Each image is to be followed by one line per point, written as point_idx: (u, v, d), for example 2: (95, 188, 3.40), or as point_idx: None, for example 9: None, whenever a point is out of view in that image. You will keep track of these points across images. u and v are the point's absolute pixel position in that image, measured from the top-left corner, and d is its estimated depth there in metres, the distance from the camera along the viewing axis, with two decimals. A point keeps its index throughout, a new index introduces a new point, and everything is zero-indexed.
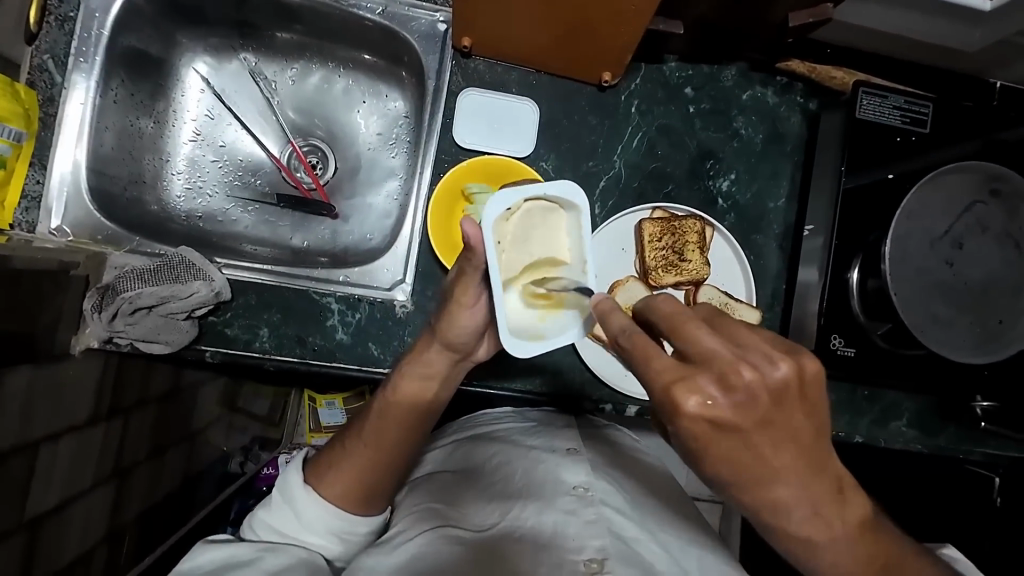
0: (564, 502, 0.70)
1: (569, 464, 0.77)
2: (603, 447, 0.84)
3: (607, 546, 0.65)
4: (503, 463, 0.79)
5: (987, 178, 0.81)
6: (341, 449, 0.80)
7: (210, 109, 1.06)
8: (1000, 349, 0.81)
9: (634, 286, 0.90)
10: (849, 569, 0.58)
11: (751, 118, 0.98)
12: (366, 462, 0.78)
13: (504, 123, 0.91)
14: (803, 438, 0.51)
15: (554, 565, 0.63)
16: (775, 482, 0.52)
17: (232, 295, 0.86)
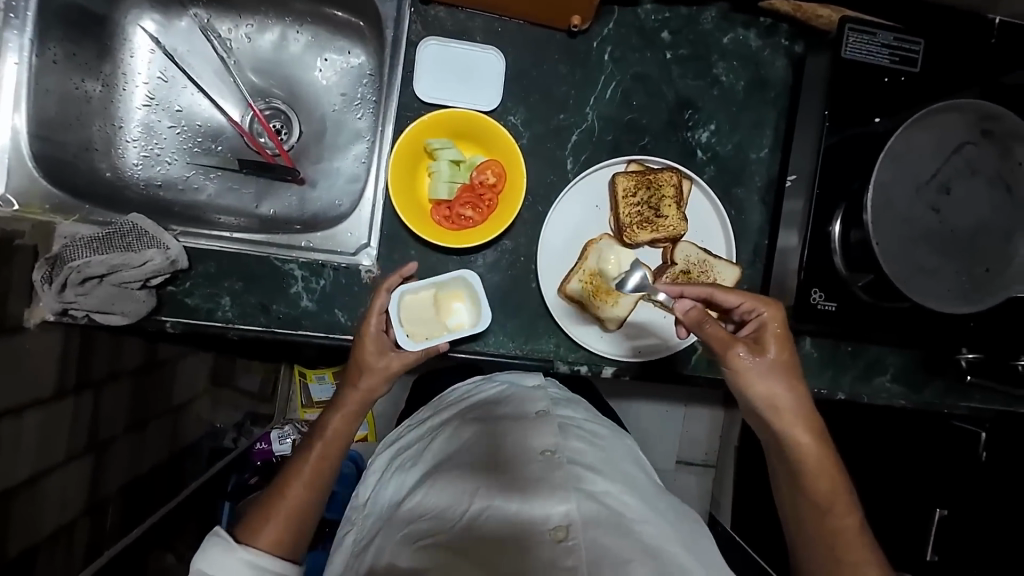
0: (531, 469, 0.68)
1: (536, 431, 0.74)
2: (573, 408, 0.82)
3: (572, 512, 0.62)
4: (467, 437, 0.75)
5: (980, 117, 0.76)
6: (277, 489, 0.77)
7: (163, 70, 1.00)
8: (986, 299, 0.77)
9: (606, 244, 0.88)
10: (830, 512, 0.71)
11: (733, 64, 0.92)
12: (301, 497, 0.76)
13: (467, 76, 0.86)
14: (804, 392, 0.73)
15: (524, 547, 0.60)
16: (792, 411, 0.71)
17: (191, 263, 0.83)
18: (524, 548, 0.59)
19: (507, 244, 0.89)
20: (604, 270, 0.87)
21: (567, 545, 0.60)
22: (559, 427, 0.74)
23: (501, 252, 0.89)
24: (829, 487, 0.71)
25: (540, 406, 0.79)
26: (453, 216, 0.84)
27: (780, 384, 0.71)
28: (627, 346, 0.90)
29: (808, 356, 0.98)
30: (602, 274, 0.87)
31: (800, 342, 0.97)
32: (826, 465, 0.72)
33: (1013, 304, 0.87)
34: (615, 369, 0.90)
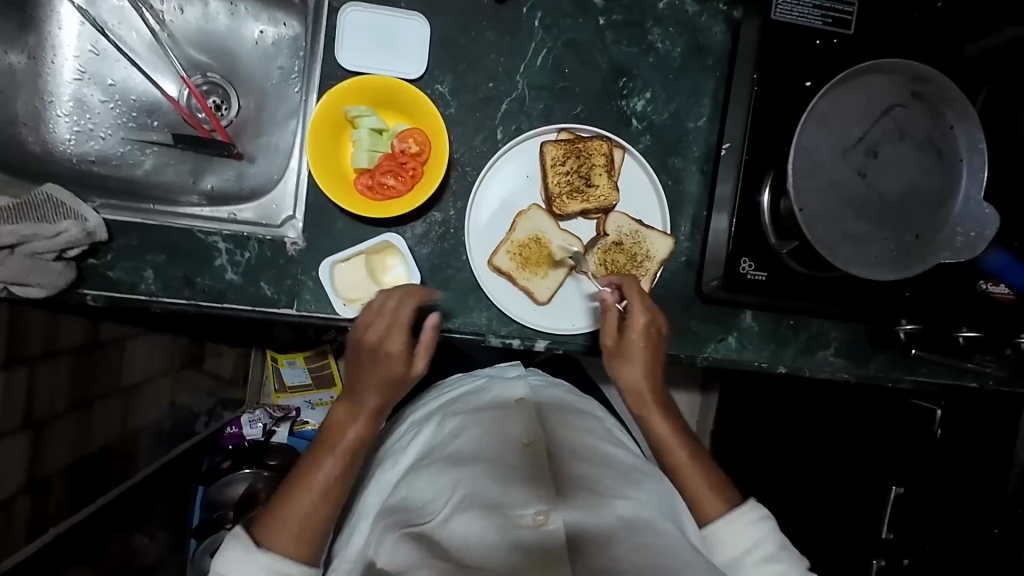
0: (511, 459, 0.66)
1: (512, 420, 0.74)
2: (553, 396, 0.84)
3: (552, 497, 0.61)
4: (449, 433, 0.75)
5: (911, 79, 0.74)
6: (289, 489, 0.69)
7: (94, 43, 0.99)
8: (914, 266, 0.75)
9: (539, 215, 0.87)
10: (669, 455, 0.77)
11: (669, 29, 0.90)
12: (319, 505, 0.68)
13: (391, 43, 0.84)
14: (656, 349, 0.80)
15: (509, 539, 0.57)
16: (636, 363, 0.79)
17: (112, 236, 0.82)
18: (502, 532, 0.57)
19: (436, 216, 0.87)
20: (535, 241, 0.87)
21: (548, 531, 0.57)
22: (537, 416, 0.75)
23: (430, 223, 0.87)
24: (664, 433, 0.78)
25: (518, 395, 0.81)
26: (376, 185, 0.83)
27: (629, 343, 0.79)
28: (558, 320, 0.89)
29: (749, 329, 0.96)
30: (533, 243, 0.87)
31: (741, 315, 0.96)
32: (666, 414, 0.79)
33: (946, 273, 0.86)
34: (549, 342, 0.89)
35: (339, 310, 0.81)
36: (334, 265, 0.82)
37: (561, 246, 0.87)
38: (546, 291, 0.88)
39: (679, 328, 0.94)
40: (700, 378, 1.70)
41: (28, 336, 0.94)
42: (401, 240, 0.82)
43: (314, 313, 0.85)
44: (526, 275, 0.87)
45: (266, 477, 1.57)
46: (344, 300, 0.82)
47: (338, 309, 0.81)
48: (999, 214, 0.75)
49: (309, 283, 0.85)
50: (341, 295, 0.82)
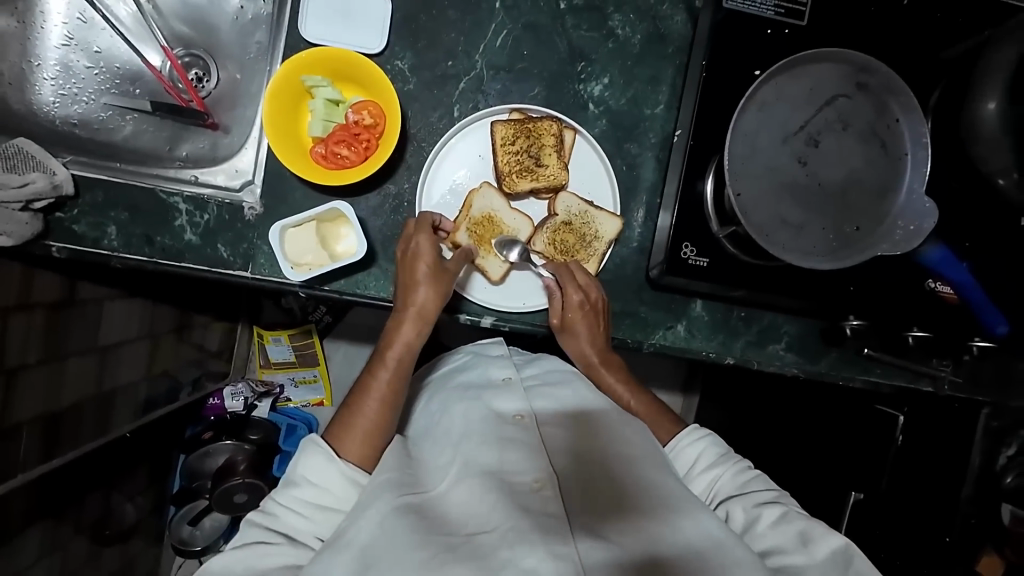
0: (508, 432, 0.73)
1: (503, 398, 0.80)
2: (540, 367, 0.90)
3: (546, 467, 0.68)
4: (445, 411, 0.82)
5: (854, 69, 0.75)
6: (348, 412, 0.79)
7: (82, 11, 1.03)
8: (852, 255, 0.75)
9: (489, 193, 0.88)
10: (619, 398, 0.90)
11: (629, 16, 0.91)
12: (378, 422, 0.78)
13: (352, 17, 0.87)
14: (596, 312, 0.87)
15: (508, 498, 0.64)
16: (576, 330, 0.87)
17: (79, 192, 0.86)
18: (507, 495, 0.64)
19: (390, 189, 0.89)
20: (485, 219, 0.88)
21: (547, 494, 0.65)
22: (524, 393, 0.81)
23: (384, 196, 0.89)
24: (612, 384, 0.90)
25: (506, 373, 0.86)
26: (330, 154, 0.85)
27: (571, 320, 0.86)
28: (506, 298, 0.90)
29: (699, 318, 0.95)
30: (485, 222, 0.88)
31: (691, 304, 0.95)
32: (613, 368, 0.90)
33: (895, 268, 0.85)
34: (495, 319, 0.90)
35: (285, 274, 0.82)
36: (283, 230, 0.84)
37: (512, 224, 0.89)
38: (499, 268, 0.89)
39: (627, 314, 0.93)
40: (679, 378, 1.68)
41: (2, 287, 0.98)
42: (352, 210, 0.84)
43: (267, 277, 0.87)
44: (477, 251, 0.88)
45: (245, 451, 1.69)
46: (292, 264, 0.84)
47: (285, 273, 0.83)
48: (937, 208, 0.75)
49: (264, 247, 0.88)
50: (290, 259, 0.84)
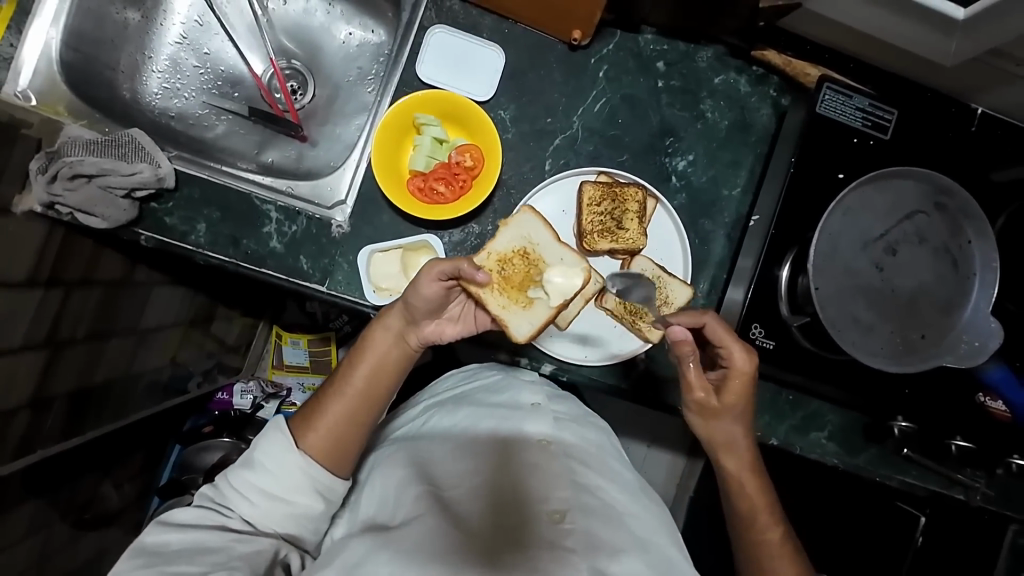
0: (530, 455, 0.74)
1: (530, 420, 0.80)
2: (564, 403, 0.88)
3: (564, 499, 0.70)
4: (470, 425, 0.80)
5: (935, 190, 0.81)
6: (320, 403, 0.82)
7: (200, 15, 1.09)
8: (916, 363, 0.79)
9: (532, 221, 0.86)
10: (765, 528, 0.81)
11: (720, 103, 0.97)
12: (340, 419, 0.80)
13: (466, 66, 0.93)
14: (749, 405, 0.80)
15: (525, 527, 0.66)
16: (725, 417, 0.80)
17: (177, 185, 0.89)
18: (520, 525, 0.66)
19: (474, 228, 0.92)
20: (521, 249, 0.85)
21: (564, 527, 0.67)
22: (551, 419, 0.81)
23: (467, 233, 0.92)
24: (761, 508, 0.81)
25: (535, 399, 0.85)
26: (426, 188, 0.90)
27: (725, 413, 0.80)
28: (572, 350, 0.93)
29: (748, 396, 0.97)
30: (517, 255, 0.84)
31: None
32: (761, 493, 0.82)
33: (947, 376, 0.89)
34: (554, 368, 0.94)
35: (366, 293, 0.86)
36: (372, 252, 0.89)
37: (556, 261, 0.85)
38: (525, 329, 0.83)
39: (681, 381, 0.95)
40: None
41: (71, 261, 0.99)
42: (439, 246, 0.89)
43: (343, 294, 0.90)
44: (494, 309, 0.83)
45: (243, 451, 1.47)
46: (373, 285, 0.88)
47: (365, 292, 0.87)
48: (1003, 330, 0.78)
49: (344, 265, 0.90)
50: (371, 280, 0.88)
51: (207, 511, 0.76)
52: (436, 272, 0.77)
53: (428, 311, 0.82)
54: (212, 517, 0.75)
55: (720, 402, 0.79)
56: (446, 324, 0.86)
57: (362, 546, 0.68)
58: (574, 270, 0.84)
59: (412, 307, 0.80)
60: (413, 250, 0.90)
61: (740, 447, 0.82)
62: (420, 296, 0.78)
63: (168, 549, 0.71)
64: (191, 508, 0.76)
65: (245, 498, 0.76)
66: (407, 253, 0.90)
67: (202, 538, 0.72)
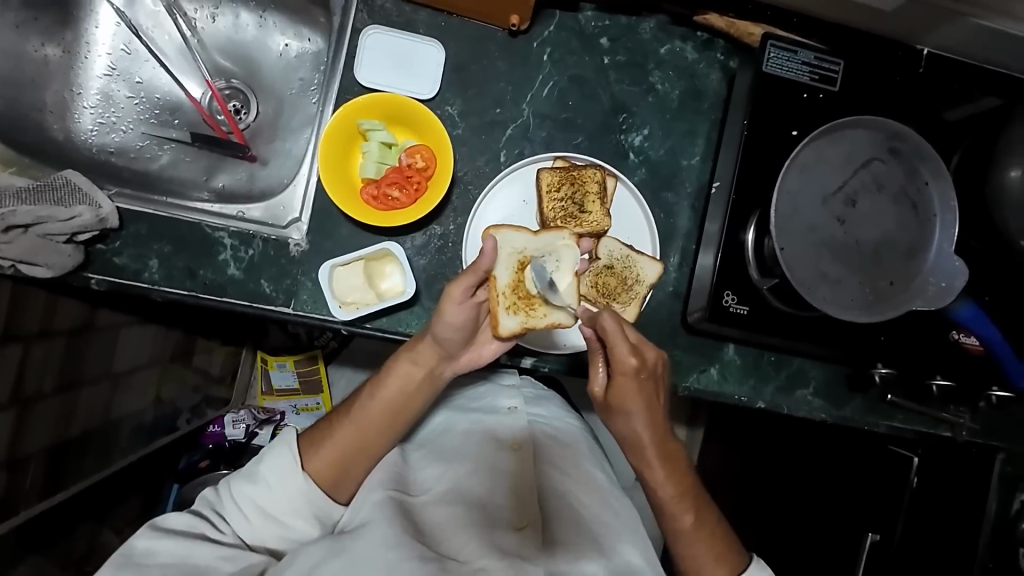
0: (502, 461, 0.83)
1: (506, 427, 0.88)
2: (546, 406, 0.96)
3: (532, 509, 0.78)
4: (452, 432, 0.88)
5: (888, 136, 0.82)
6: (330, 427, 0.82)
7: (126, 43, 1.05)
8: (887, 311, 0.80)
9: (512, 234, 0.83)
10: (682, 517, 0.82)
11: (669, 73, 0.96)
12: (355, 450, 0.80)
13: (406, 65, 0.90)
14: (655, 398, 0.80)
15: (491, 530, 0.74)
16: (630, 415, 0.79)
17: (123, 224, 0.86)
18: (485, 527, 0.75)
19: (436, 229, 0.90)
20: (516, 261, 0.83)
21: (527, 533, 0.76)
22: (528, 424, 0.89)
23: (430, 235, 0.90)
24: (677, 497, 0.82)
25: (513, 403, 0.92)
26: (381, 195, 0.88)
27: (630, 411, 0.79)
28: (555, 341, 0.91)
29: (732, 362, 0.96)
30: (519, 271, 0.83)
31: (724, 348, 0.96)
32: (680, 480, 0.82)
33: (920, 319, 0.90)
34: (535, 360, 0.91)
35: (333, 308, 0.83)
36: (332, 266, 0.85)
37: (548, 251, 0.85)
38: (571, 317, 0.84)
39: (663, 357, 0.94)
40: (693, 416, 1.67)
41: (26, 313, 0.95)
42: (401, 251, 0.86)
43: (310, 313, 0.87)
44: (534, 313, 0.82)
45: None
46: (339, 301, 0.85)
47: (332, 309, 0.84)
48: (967, 268, 0.80)
49: (307, 283, 0.88)
50: (336, 296, 0.85)
51: (201, 522, 0.78)
52: (462, 294, 0.76)
53: (467, 337, 0.81)
54: (203, 526, 0.78)
55: (619, 400, 0.79)
56: (484, 345, 0.84)
57: (318, 551, 0.72)
58: (565, 250, 0.85)
59: (448, 338, 0.79)
60: (375, 259, 0.88)
61: (648, 441, 0.81)
62: (452, 321, 0.77)
63: (153, 562, 0.72)
64: (186, 515, 0.78)
65: (242, 511, 0.79)
66: (370, 262, 0.87)
67: (191, 552, 0.74)
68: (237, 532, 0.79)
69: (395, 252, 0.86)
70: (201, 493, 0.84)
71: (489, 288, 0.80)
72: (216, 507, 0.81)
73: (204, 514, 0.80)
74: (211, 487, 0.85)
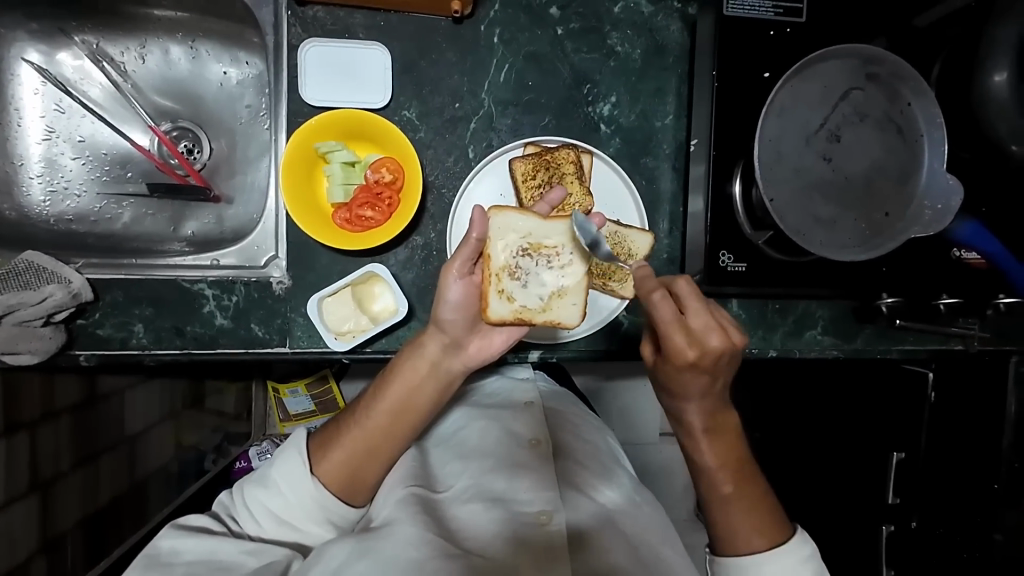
0: (520, 457, 0.81)
1: (521, 423, 0.86)
2: (556, 399, 0.96)
3: (555, 501, 0.74)
4: (466, 430, 0.87)
5: (863, 62, 0.78)
6: (340, 430, 0.82)
7: (57, 102, 0.99)
8: (887, 242, 0.78)
9: (517, 217, 0.78)
10: (729, 509, 0.75)
11: (627, 32, 0.91)
12: (366, 453, 0.80)
13: (353, 76, 0.85)
14: (709, 383, 0.71)
15: (516, 532, 0.70)
16: (681, 392, 0.73)
17: (98, 294, 0.83)
18: (510, 525, 0.71)
19: (417, 240, 0.87)
20: (519, 247, 0.78)
21: (551, 529, 0.70)
22: (543, 419, 0.88)
23: (412, 248, 0.87)
24: (724, 482, 0.75)
25: (528, 398, 0.92)
26: (354, 218, 0.85)
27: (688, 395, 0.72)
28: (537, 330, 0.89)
29: (736, 318, 0.95)
30: (522, 257, 0.78)
31: (727, 305, 0.94)
32: (731, 463, 0.75)
33: (917, 242, 0.90)
34: (542, 352, 0.91)
35: (329, 338, 0.81)
36: (319, 297, 0.82)
37: (557, 240, 0.79)
38: (574, 312, 0.78)
39: None
40: None
41: (23, 401, 0.93)
42: (387, 273, 0.84)
43: (307, 349, 0.86)
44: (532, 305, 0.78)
45: None
46: (334, 331, 0.83)
47: (328, 339, 0.82)
48: (963, 184, 0.77)
49: (299, 319, 0.86)
50: (330, 327, 0.83)
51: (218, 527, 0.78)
52: (458, 270, 0.76)
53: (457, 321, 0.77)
54: (219, 527, 0.78)
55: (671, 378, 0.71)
56: (492, 334, 0.81)
57: (344, 549, 0.69)
58: (576, 240, 0.79)
59: (445, 324, 0.77)
60: (360, 284, 0.85)
61: (698, 417, 0.74)
62: (449, 302, 0.76)
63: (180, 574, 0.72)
64: (203, 517, 0.80)
65: (255, 514, 0.79)
66: (356, 289, 0.85)
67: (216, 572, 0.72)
68: (249, 534, 0.79)
69: (380, 274, 0.84)
70: (218, 498, 0.86)
71: (484, 268, 0.76)
72: (230, 511, 0.82)
73: (219, 518, 0.81)
74: (228, 492, 0.86)
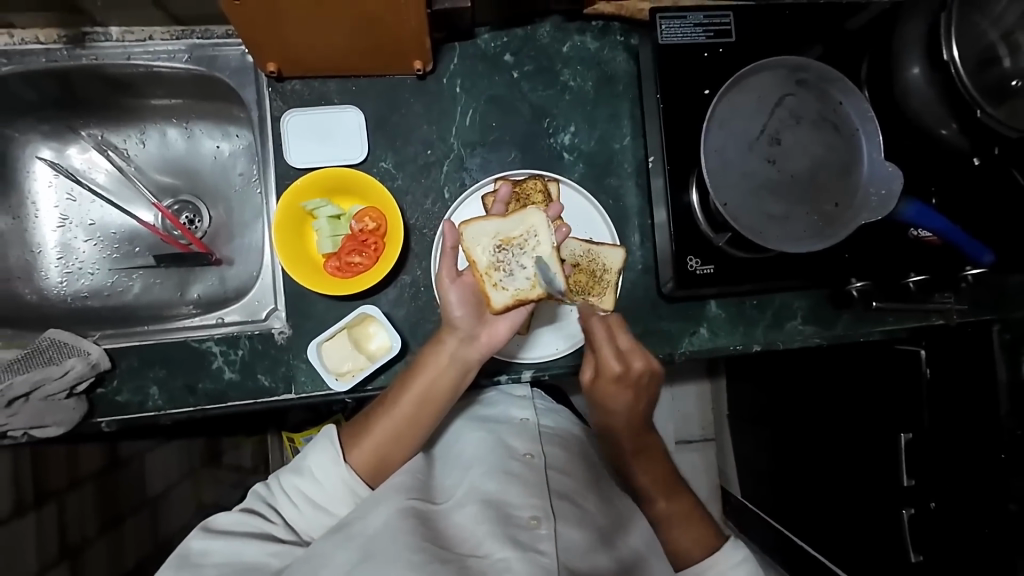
0: (512, 466, 0.81)
1: (518, 435, 0.89)
2: (554, 418, 0.99)
3: (544, 506, 0.74)
4: (467, 444, 0.89)
5: (792, 71, 0.86)
6: (368, 419, 0.85)
7: (69, 191, 1.09)
8: (840, 230, 0.83)
9: (482, 224, 0.87)
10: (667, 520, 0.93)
11: (577, 68, 0.99)
12: (394, 437, 0.84)
13: (332, 138, 0.94)
14: (635, 408, 0.93)
15: (505, 535, 0.69)
16: (615, 408, 0.91)
17: (115, 362, 0.90)
18: (501, 525, 0.71)
19: (405, 279, 0.93)
20: (494, 246, 0.87)
21: (540, 531, 0.70)
22: (537, 435, 0.90)
23: (401, 286, 0.93)
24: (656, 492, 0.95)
25: (525, 414, 0.94)
26: (344, 265, 0.92)
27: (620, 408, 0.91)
28: (527, 350, 0.95)
29: (716, 318, 0.99)
30: (501, 252, 0.87)
31: (706, 306, 0.98)
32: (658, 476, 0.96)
33: (870, 227, 0.95)
34: (534, 370, 0.96)
35: (331, 381, 0.86)
36: (318, 342, 0.88)
37: (522, 229, 0.88)
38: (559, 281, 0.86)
39: (652, 331, 0.97)
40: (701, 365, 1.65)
41: (50, 472, 1.00)
42: (379, 314, 0.89)
43: (312, 392, 0.91)
44: (524, 287, 0.86)
45: None
46: (335, 373, 0.88)
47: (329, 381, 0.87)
48: (901, 170, 0.83)
49: (302, 365, 0.91)
50: (329, 369, 0.88)
51: (247, 515, 0.80)
52: (450, 276, 0.85)
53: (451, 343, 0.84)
54: (254, 521, 0.79)
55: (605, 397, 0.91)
56: (496, 323, 0.87)
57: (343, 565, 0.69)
58: (539, 223, 0.87)
59: (452, 321, 0.84)
60: (356, 326, 0.91)
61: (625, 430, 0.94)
62: (452, 303, 0.85)
63: None
64: (235, 513, 0.80)
65: (293, 501, 0.81)
66: (352, 330, 0.91)
67: None
68: (284, 523, 0.80)
69: (373, 315, 0.89)
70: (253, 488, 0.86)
71: (473, 272, 0.86)
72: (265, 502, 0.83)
73: (253, 509, 0.82)
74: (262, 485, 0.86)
